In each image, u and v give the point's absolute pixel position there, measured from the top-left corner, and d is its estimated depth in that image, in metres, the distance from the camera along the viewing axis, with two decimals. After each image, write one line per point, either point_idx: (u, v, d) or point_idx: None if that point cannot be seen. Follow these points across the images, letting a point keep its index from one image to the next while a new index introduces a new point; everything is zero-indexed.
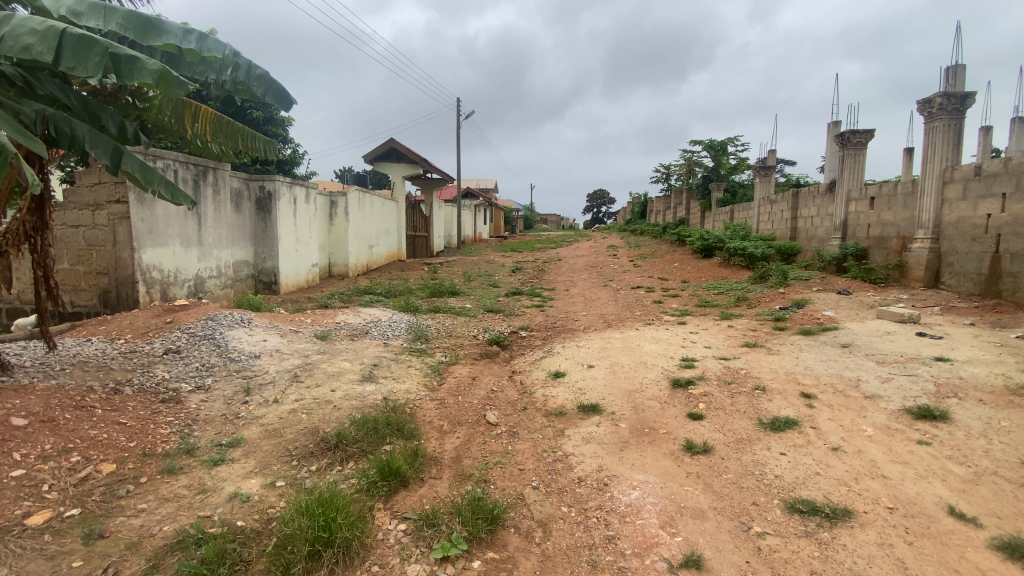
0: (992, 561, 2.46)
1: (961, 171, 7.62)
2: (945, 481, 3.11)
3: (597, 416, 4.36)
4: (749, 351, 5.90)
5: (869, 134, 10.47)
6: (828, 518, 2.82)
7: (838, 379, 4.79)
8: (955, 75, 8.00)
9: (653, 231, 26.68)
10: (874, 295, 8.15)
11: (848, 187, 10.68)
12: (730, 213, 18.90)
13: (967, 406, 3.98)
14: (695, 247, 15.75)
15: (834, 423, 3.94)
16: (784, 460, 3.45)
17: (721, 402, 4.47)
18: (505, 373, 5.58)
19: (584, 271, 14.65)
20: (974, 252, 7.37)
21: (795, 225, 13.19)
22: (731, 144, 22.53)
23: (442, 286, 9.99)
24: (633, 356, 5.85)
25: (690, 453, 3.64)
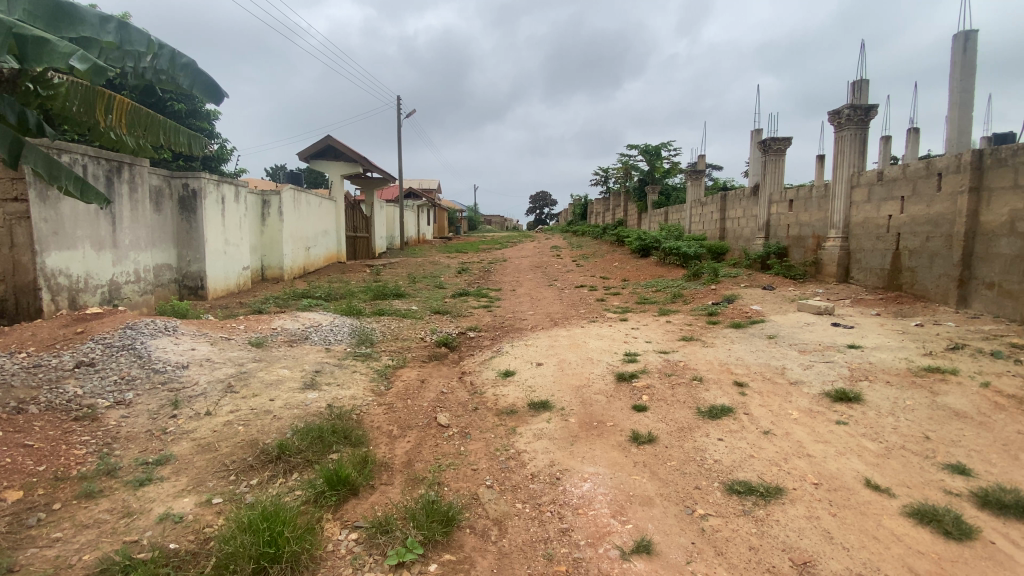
0: (905, 526, 2.75)
1: (866, 177, 8.43)
2: (862, 456, 3.44)
3: (548, 413, 4.43)
4: (685, 345, 6.22)
5: (787, 142, 11.36)
6: (762, 497, 3.03)
7: (766, 368, 5.17)
8: (859, 90, 8.86)
9: (594, 232, 27.49)
10: (794, 290, 8.84)
11: (769, 191, 11.52)
12: (664, 214, 19.81)
13: (877, 388, 4.42)
14: (633, 247, 16.35)
15: (764, 408, 4.25)
16: (721, 445, 3.67)
17: (662, 394, 4.69)
18: (455, 375, 5.53)
19: (529, 270, 14.90)
20: (877, 250, 8.18)
21: (724, 225, 14.04)
22: (664, 149, 23.57)
23: (386, 288, 9.73)
24: (580, 353, 6.00)
25: (635, 443, 3.79)
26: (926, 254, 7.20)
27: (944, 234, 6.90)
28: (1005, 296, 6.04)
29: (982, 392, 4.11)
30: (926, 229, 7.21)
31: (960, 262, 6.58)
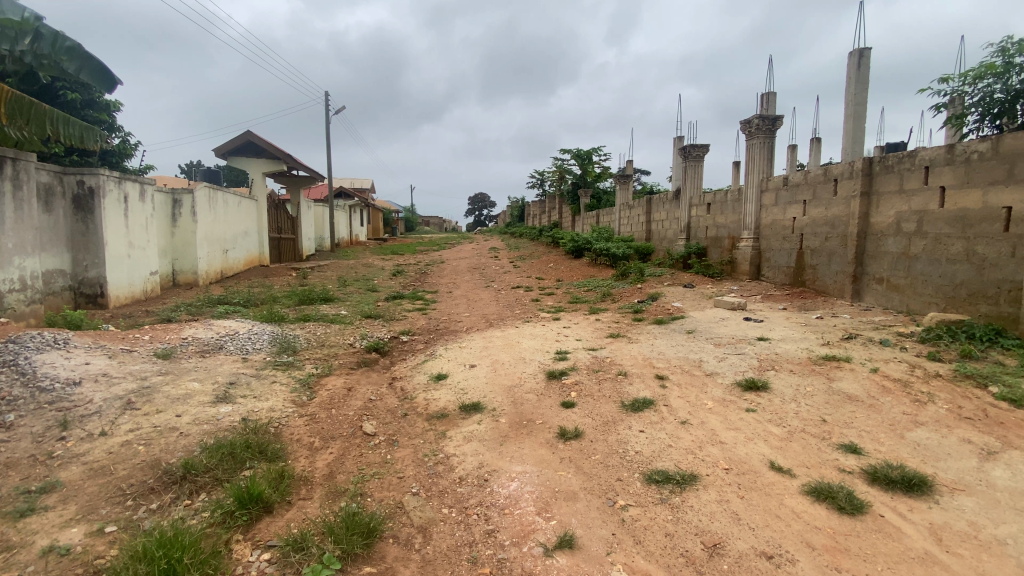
0: (804, 504, 2.98)
1: (774, 183, 9.14)
2: (767, 441, 3.71)
3: (478, 414, 4.40)
4: (613, 342, 6.44)
5: (705, 149, 12.10)
6: (678, 484, 3.18)
7: (685, 361, 5.46)
8: (768, 101, 9.60)
9: (530, 234, 27.83)
10: (713, 287, 9.42)
11: (690, 194, 12.21)
12: (597, 216, 20.42)
13: (782, 376, 4.80)
14: (567, 248, 16.73)
15: (682, 400, 4.48)
16: (642, 437, 3.83)
17: (590, 390, 4.81)
18: (384, 381, 5.38)
19: (466, 272, 14.79)
20: (784, 250, 8.88)
21: (650, 227, 14.70)
22: (596, 154, 24.28)
23: (312, 292, 9.30)
24: (512, 353, 6.03)
25: (563, 439, 3.86)
26: (825, 253, 7.91)
27: (840, 235, 7.61)
28: (890, 290, 6.75)
29: (871, 377, 4.56)
30: (825, 230, 7.92)
31: (854, 260, 7.28)
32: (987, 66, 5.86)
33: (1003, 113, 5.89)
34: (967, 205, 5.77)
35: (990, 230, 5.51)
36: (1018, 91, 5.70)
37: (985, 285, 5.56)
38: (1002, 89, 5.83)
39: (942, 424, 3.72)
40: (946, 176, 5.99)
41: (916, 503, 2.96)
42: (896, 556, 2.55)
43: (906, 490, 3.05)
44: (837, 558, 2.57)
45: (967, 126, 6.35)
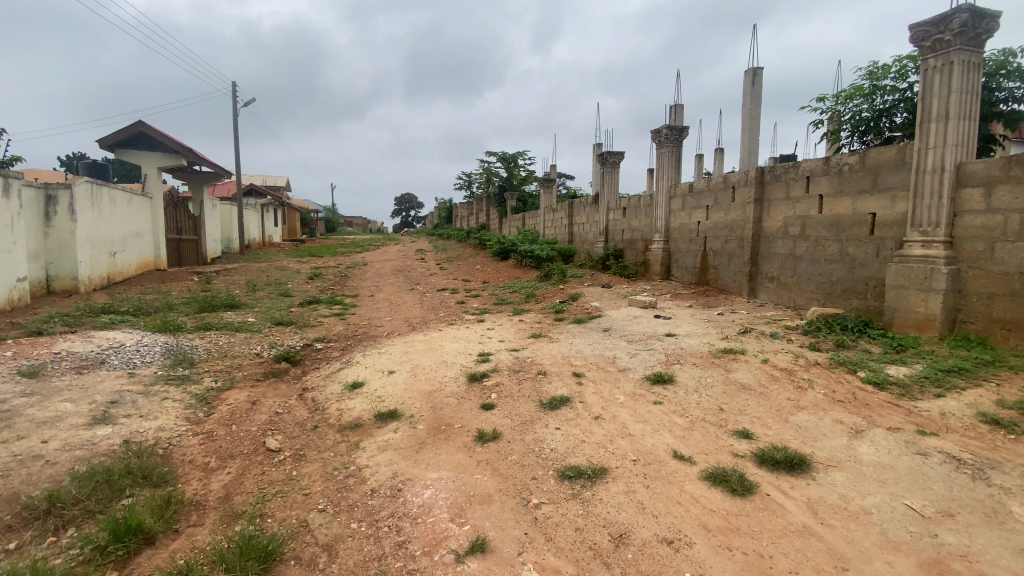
0: (703, 489, 3.19)
1: (681, 189, 9.78)
2: (672, 431, 3.93)
3: (395, 422, 4.28)
4: (535, 341, 6.55)
5: (621, 155, 12.70)
6: (589, 479, 3.29)
7: (601, 358, 5.67)
8: (675, 112, 10.26)
9: (458, 235, 27.71)
10: (628, 287, 9.88)
11: (608, 200, 12.77)
12: (523, 219, 20.75)
13: (687, 369, 5.13)
14: (493, 250, 16.82)
15: (597, 395, 4.65)
16: (558, 434, 3.90)
17: (510, 390, 4.84)
18: (294, 393, 5.06)
19: (390, 275, 14.42)
20: (691, 252, 9.52)
21: (572, 230, 15.16)
22: (521, 157, 24.68)
23: (216, 298, 8.60)
24: (433, 357, 5.93)
25: (480, 442, 3.85)
26: (726, 255, 8.57)
27: (738, 238, 8.28)
28: (780, 288, 7.45)
29: (762, 367, 5.00)
30: (725, 233, 8.58)
31: (750, 260, 7.95)
32: (856, 88, 6.64)
33: (869, 130, 6.70)
34: (840, 211, 6.49)
35: (859, 233, 6.23)
36: (880, 111, 6.51)
37: (855, 282, 6.29)
38: (868, 109, 6.63)
39: (820, 407, 4.15)
40: (824, 185, 6.71)
41: (797, 480, 3.27)
42: (778, 531, 2.79)
43: (789, 470, 3.36)
44: (729, 537, 2.77)
45: (840, 141, 7.16)
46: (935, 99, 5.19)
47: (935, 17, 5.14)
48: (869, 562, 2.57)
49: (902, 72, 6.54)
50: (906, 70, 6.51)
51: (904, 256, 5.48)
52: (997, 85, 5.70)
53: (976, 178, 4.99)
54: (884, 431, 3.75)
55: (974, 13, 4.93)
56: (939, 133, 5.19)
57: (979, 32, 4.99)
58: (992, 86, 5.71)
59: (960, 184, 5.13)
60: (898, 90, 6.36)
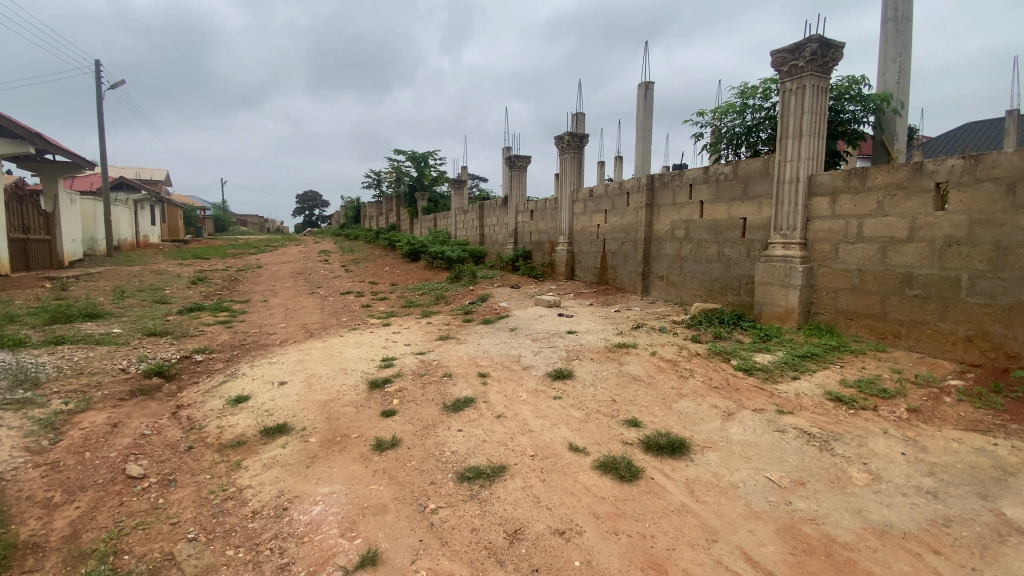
0: (595, 478, 3.35)
1: (582, 194, 10.23)
2: (569, 424, 4.10)
3: (284, 437, 4.01)
4: (441, 344, 6.48)
5: (528, 159, 13.03)
6: (488, 478, 3.31)
7: (506, 357, 5.75)
8: (577, 121, 10.74)
9: (365, 236, 26.68)
10: (535, 288, 10.15)
11: (516, 202, 13.04)
12: (433, 219, 20.52)
13: (585, 364, 5.37)
14: (403, 252, 16.43)
15: (500, 394, 4.71)
16: (460, 436, 3.89)
17: (413, 395, 4.74)
18: (166, 412, 4.54)
19: (288, 278, 13.51)
20: (592, 253, 9.99)
21: (483, 231, 15.26)
22: (432, 157, 24.41)
23: (72, 307, 7.47)
24: (331, 365, 5.64)
25: (378, 451, 3.72)
26: (622, 256, 9.12)
27: (632, 240, 8.83)
28: (669, 286, 8.08)
29: (651, 359, 5.38)
30: (622, 235, 9.12)
31: (643, 261, 8.53)
32: (729, 105, 7.38)
33: (741, 143, 7.48)
34: (717, 216, 7.17)
35: (733, 236, 6.93)
36: (749, 128, 7.29)
37: (730, 280, 6.98)
38: (740, 124, 7.39)
39: (698, 394, 4.55)
40: (704, 192, 7.37)
41: (677, 462, 3.55)
42: (658, 512, 3.02)
43: (671, 454, 3.64)
44: (616, 522, 2.93)
45: (718, 153, 7.92)
46: (792, 118, 5.91)
47: (792, 45, 5.85)
48: (735, 532, 2.86)
49: (767, 93, 7.38)
50: (770, 91, 7.35)
51: (769, 257, 6.18)
52: (842, 107, 6.61)
53: (824, 188, 5.75)
54: (751, 412, 4.20)
55: (822, 43, 5.67)
56: (795, 148, 5.92)
57: (826, 60, 5.76)
58: (839, 109, 6.62)
59: (812, 193, 5.88)
60: (763, 109, 7.16)
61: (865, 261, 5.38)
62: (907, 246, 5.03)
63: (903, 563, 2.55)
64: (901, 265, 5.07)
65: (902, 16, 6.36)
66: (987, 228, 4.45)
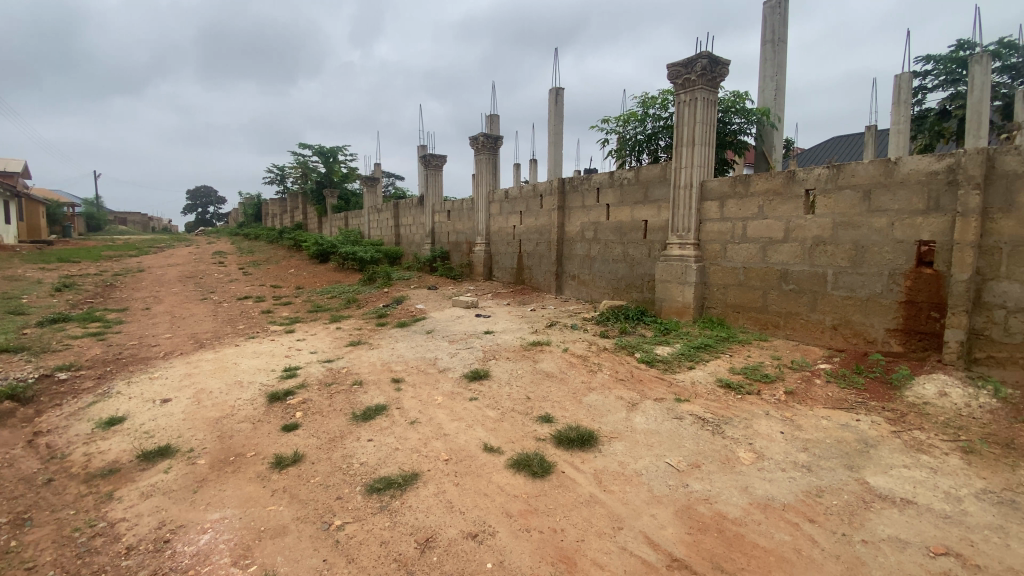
0: (509, 477, 3.38)
1: (497, 195, 10.32)
2: (484, 425, 4.10)
3: (167, 460, 3.61)
4: (352, 350, 6.21)
5: (443, 159, 12.90)
6: (399, 487, 3.21)
7: (421, 361, 5.64)
8: (491, 122, 10.81)
9: (268, 236, 24.90)
10: (452, 289, 10.07)
11: (432, 202, 12.85)
12: (345, 218, 19.65)
13: (501, 363, 5.41)
14: (311, 253, 15.54)
15: (414, 400, 4.59)
16: (369, 446, 3.74)
17: (319, 406, 4.49)
18: (17, 441, 3.90)
19: (177, 282, 12.23)
20: (509, 253, 10.12)
21: (398, 231, 14.88)
22: (342, 153, 23.34)
23: None
24: (225, 378, 5.16)
25: (278, 468, 3.47)
26: (537, 256, 9.33)
27: (546, 241, 9.07)
28: (581, 285, 8.39)
29: (563, 356, 5.55)
30: (536, 236, 9.32)
31: (557, 261, 8.78)
32: (632, 114, 7.81)
33: (643, 149, 7.96)
34: (622, 218, 7.56)
35: (636, 237, 7.35)
36: (649, 135, 7.78)
37: (635, 278, 7.39)
38: (642, 132, 7.86)
39: (606, 387, 4.77)
40: (610, 195, 7.74)
41: (586, 455, 3.69)
42: (568, 505, 3.11)
43: (581, 447, 3.77)
44: (528, 519, 2.97)
45: (623, 158, 8.35)
46: (686, 127, 6.38)
47: (685, 59, 6.31)
48: (638, 517, 3.02)
49: (664, 104, 7.92)
50: (667, 102, 7.89)
51: (667, 257, 6.64)
52: (730, 119, 7.26)
53: (714, 194, 6.28)
54: (653, 402, 4.48)
55: (710, 60, 6.17)
56: (689, 156, 6.40)
57: (714, 76, 6.27)
58: (726, 121, 7.26)
59: (704, 198, 6.40)
60: (662, 118, 7.68)
61: (749, 260, 5.95)
62: (783, 246, 5.64)
63: (781, 532, 2.84)
64: (778, 263, 5.68)
65: (778, 39, 7.10)
66: (846, 229, 5.11)
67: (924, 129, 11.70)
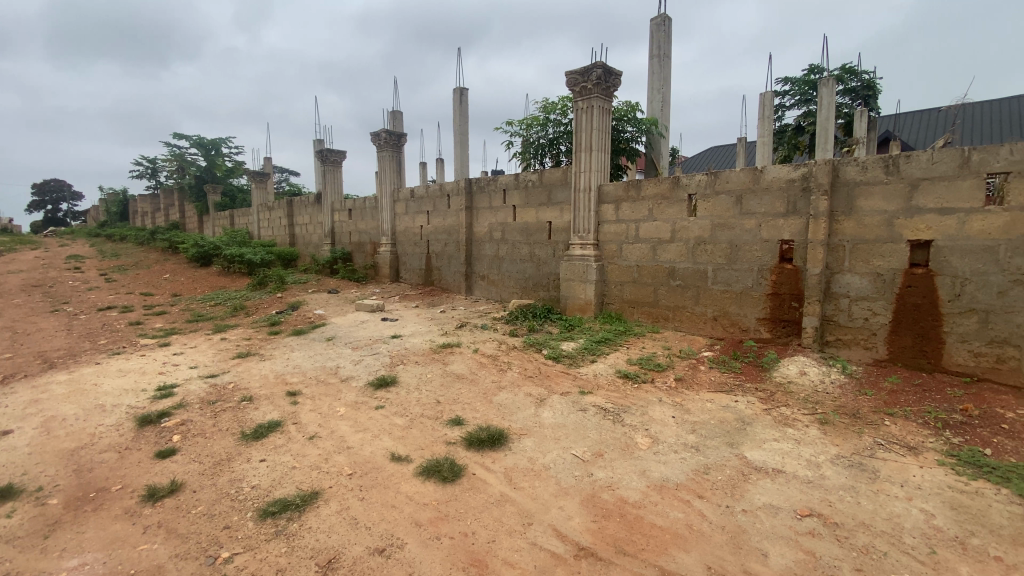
0: (418, 486, 3.29)
1: (402, 194, 10.04)
2: (391, 434, 3.95)
3: (5, 505, 3.03)
4: (240, 362, 5.67)
5: (342, 155, 12.27)
6: (297, 509, 2.98)
7: (321, 371, 5.31)
8: (394, 118, 10.49)
9: (136, 236, 21.99)
10: (356, 292, 9.63)
11: (331, 200, 12.18)
12: (230, 217, 17.96)
13: (409, 368, 5.27)
14: (189, 256, 13.97)
15: (313, 413, 4.30)
16: (262, 467, 3.44)
17: (201, 427, 4.03)
18: None
19: (14, 293, 10.31)
20: (416, 254, 9.91)
21: (293, 232, 13.91)
22: (225, 145, 21.31)
23: None
24: (82, 402, 4.45)
25: (152, 501, 3.06)
26: (445, 257, 9.23)
27: (454, 241, 9.01)
28: (490, 284, 8.46)
29: (473, 356, 5.55)
30: (444, 236, 9.22)
31: (465, 261, 8.76)
32: (534, 117, 8.02)
33: (546, 152, 8.18)
34: (527, 219, 7.73)
35: (541, 238, 7.56)
36: (551, 139, 8.04)
37: (541, 278, 7.60)
38: (544, 136, 8.09)
39: (515, 385, 4.84)
40: (515, 197, 7.87)
41: (497, 454, 3.71)
42: (479, 507, 3.10)
43: (491, 446, 3.78)
44: (438, 526, 2.91)
45: (527, 161, 8.53)
46: (584, 133, 6.67)
47: (581, 68, 6.59)
48: (547, 511, 3.09)
49: (564, 109, 8.22)
50: (567, 108, 8.21)
51: (570, 257, 6.91)
52: (623, 127, 7.72)
53: (610, 197, 6.63)
54: (559, 396, 4.63)
55: (604, 70, 6.51)
56: (587, 160, 6.70)
57: (609, 85, 6.63)
58: (620, 128, 7.71)
59: (602, 201, 6.74)
60: (562, 124, 7.97)
61: (642, 259, 6.37)
62: (671, 246, 6.11)
63: (676, 510, 3.07)
64: (667, 261, 6.14)
65: (663, 54, 7.70)
66: (722, 231, 5.67)
67: (783, 141, 13.41)
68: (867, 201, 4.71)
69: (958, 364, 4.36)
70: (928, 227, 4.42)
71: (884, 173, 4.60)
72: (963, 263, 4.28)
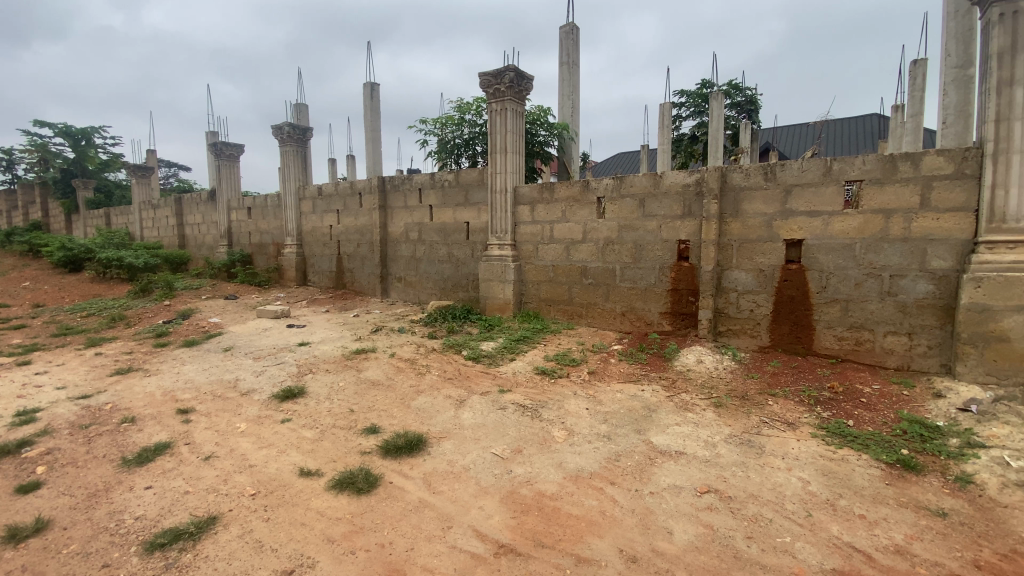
0: (330, 500, 3.13)
1: (309, 192, 9.50)
2: (299, 447, 3.73)
3: None
4: (119, 379, 5.05)
5: (240, 149, 11.36)
6: (192, 537, 2.72)
7: (218, 384, 4.87)
8: (299, 112, 9.91)
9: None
10: (258, 297, 8.96)
11: (228, 198, 11.23)
12: (105, 217, 15.95)
13: (319, 377, 5.01)
14: (52, 260, 12.19)
15: (209, 431, 3.93)
16: (148, 495, 3.09)
17: (70, 455, 3.53)
18: None
19: None
20: (326, 256, 9.43)
21: (182, 232, 12.63)
22: (98, 135, 18.89)
23: None
24: None
25: (6, 546, 2.63)
26: (358, 258, 8.88)
27: (368, 242, 8.69)
28: (407, 286, 8.27)
29: (390, 361, 5.39)
30: (356, 237, 8.87)
31: (380, 262, 8.48)
32: (449, 117, 7.97)
33: (462, 152, 8.16)
34: (444, 220, 7.66)
35: (458, 238, 7.53)
36: (466, 140, 8.03)
37: (459, 278, 7.58)
38: (459, 136, 8.07)
39: (434, 388, 4.78)
40: (431, 197, 7.76)
41: (414, 459, 3.64)
42: (396, 516, 3.02)
43: (409, 452, 3.71)
44: (353, 540, 2.79)
45: (442, 161, 8.45)
46: (499, 135, 6.75)
47: (494, 70, 6.66)
48: (467, 512, 3.09)
49: (478, 110, 8.25)
50: (481, 109, 8.25)
51: (487, 257, 6.96)
52: (536, 130, 7.92)
53: (526, 198, 6.77)
54: (478, 396, 4.64)
55: (516, 74, 6.63)
56: (502, 162, 6.77)
57: (521, 89, 6.76)
58: (533, 131, 7.90)
59: (517, 202, 6.85)
60: (477, 125, 8.00)
61: (557, 259, 6.58)
62: (582, 246, 6.37)
63: (590, 498, 3.21)
64: (579, 260, 6.40)
65: (572, 62, 8.03)
66: (628, 231, 6.01)
67: (681, 149, 14.45)
68: (751, 204, 5.24)
69: (826, 347, 4.97)
70: (800, 228, 5.01)
71: (764, 179, 5.14)
72: (828, 259, 4.90)
